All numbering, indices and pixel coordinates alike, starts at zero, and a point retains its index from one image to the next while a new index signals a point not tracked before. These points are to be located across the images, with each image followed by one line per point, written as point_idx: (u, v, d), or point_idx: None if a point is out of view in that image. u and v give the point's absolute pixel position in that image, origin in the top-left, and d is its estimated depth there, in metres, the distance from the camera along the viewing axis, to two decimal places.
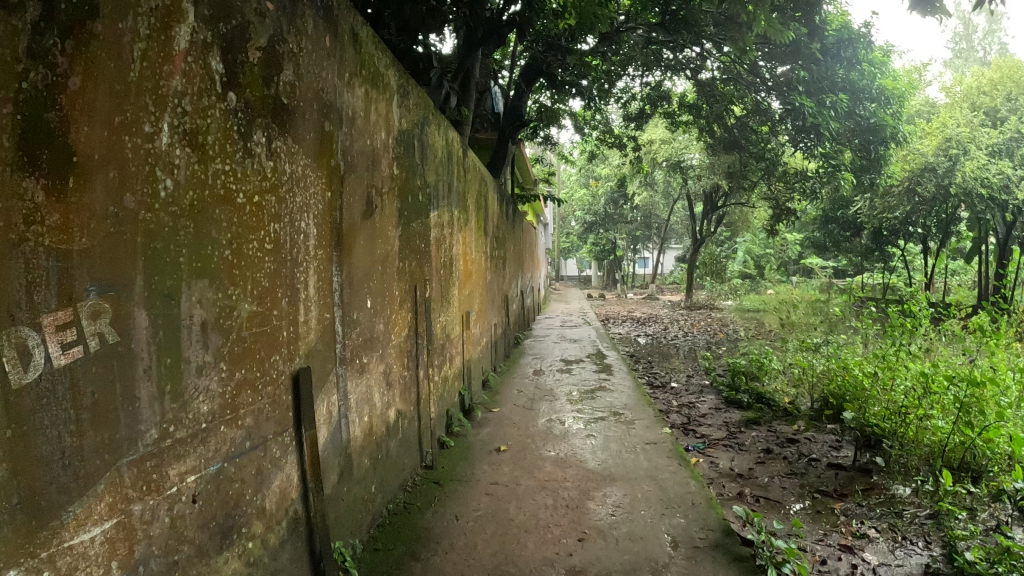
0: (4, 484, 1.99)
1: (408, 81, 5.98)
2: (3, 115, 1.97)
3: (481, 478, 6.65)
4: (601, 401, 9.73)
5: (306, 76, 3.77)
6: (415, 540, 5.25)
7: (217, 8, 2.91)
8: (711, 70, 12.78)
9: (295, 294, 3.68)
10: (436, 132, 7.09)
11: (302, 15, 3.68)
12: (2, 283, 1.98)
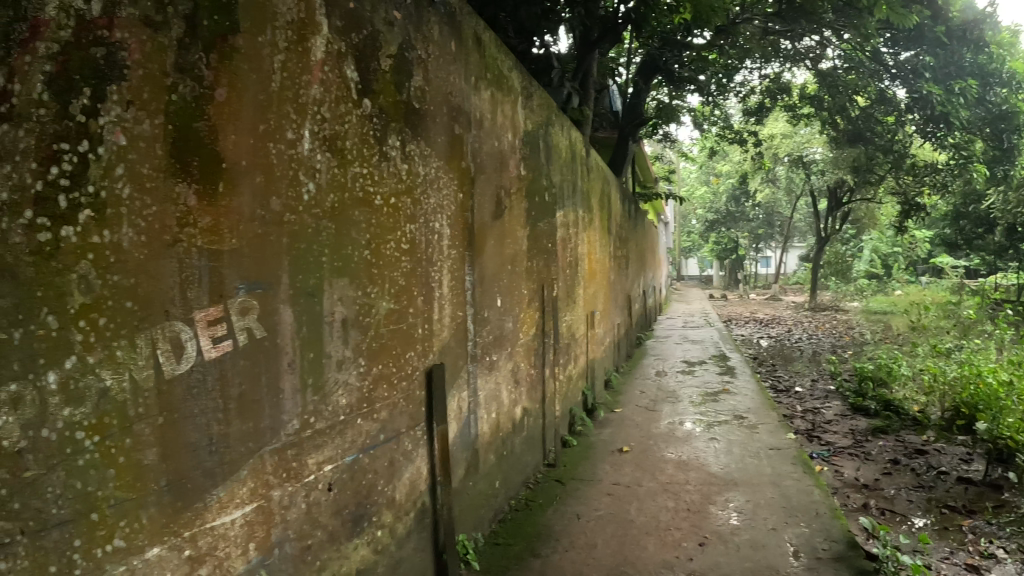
0: (153, 467, 2.14)
1: (532, 83, 6.06)
2: (155, 126, 2.13)
3: (603, 478, 6.68)
4: (724, 404, 9.60)
5: (434, 81, 3.88)
6: (535, 537, 5.32)
7: (350, 19, 3.03)
8: (831, 60, 12.41)
9: (430, 293, 3.80)
10: (560, 133, 7.16)
11: (429, 22, 3.80)
12: (157, 281, 2.14)
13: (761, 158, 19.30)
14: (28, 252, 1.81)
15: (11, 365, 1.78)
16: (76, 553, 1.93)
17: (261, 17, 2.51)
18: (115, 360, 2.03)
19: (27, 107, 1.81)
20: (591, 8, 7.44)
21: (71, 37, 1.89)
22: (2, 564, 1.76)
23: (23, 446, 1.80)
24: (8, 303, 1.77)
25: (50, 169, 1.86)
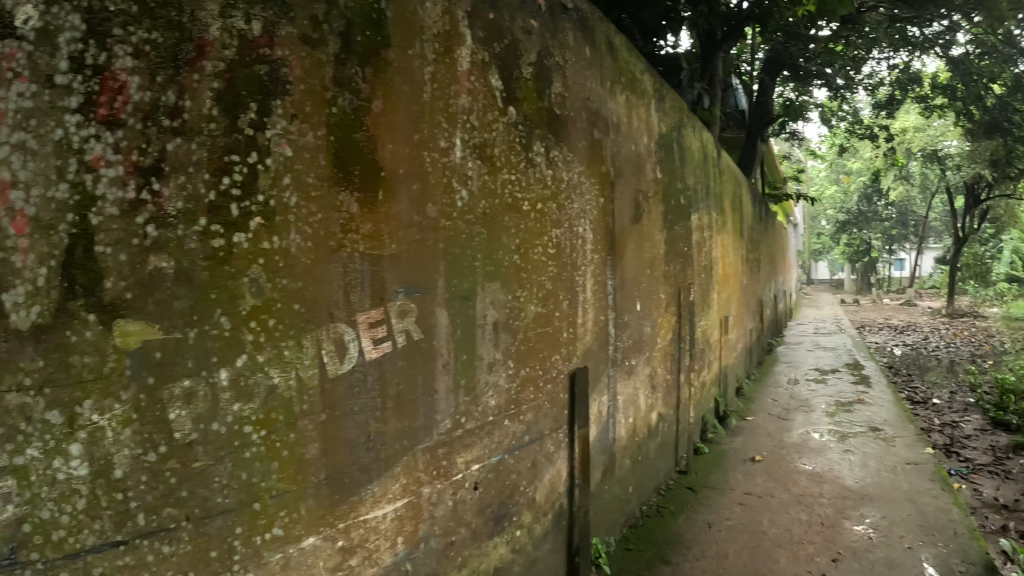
0: (314, 461, 2.25)
1: (663, 86, 6.02)
2: (318, 137, 2.24)
3: (736, 487, 6.57)
4: (860, 415, 9.26)
5: (572, 87, 3.92)
6: (666, 544, 5.28)
7: (491, 29, 3.10)
8: (963, 47, 11.76)
9: (574, 297, 3.83)
10: (691, 134, 7.07)
11: (564, 29, 3.84)
12: (322, 285, 2.25)
13: (893, 155, 18.53)
14: (203, 257, 1.95)
15: (185, 362, 1.92)
16: (239, 540, 2.05)
17: (410, 31, 2.60)
18: (282, 359, 2.15)
19: (199, 122, 1.96)
20: (714, 6, 7.32)
21: (236, 56, 2.02)
22: (167, 547, 1.90)
23: (194, 438, 1.94)
24: (184, 305, 1.91)
25: (222, 179, 1.99)
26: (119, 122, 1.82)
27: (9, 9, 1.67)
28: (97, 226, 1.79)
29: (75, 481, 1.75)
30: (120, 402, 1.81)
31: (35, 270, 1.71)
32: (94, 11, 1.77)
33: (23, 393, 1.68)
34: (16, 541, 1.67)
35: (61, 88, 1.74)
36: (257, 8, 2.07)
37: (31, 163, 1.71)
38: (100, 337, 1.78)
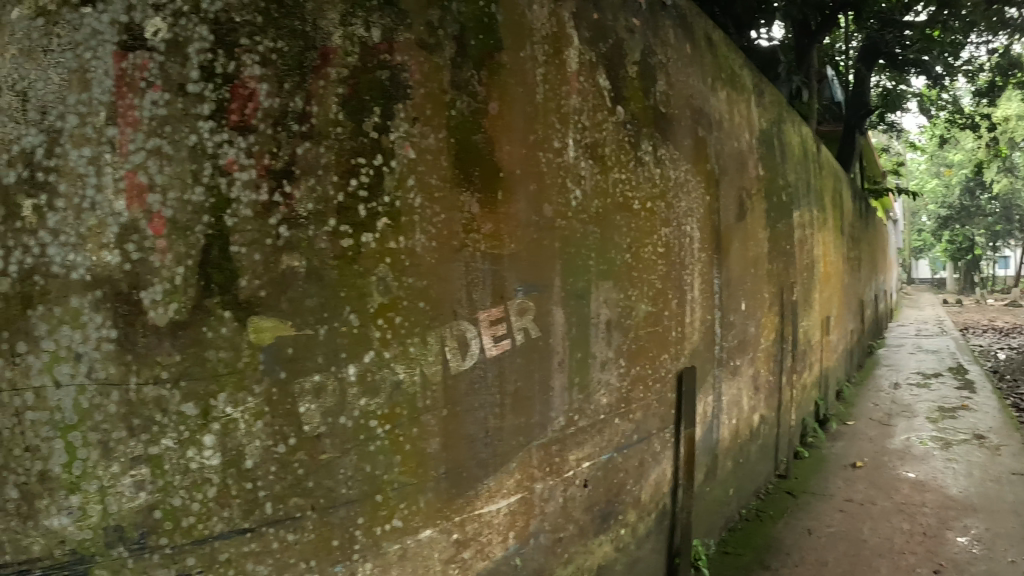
0: (435, 455, 2.31)
1: (762, 80, 5.93)
2: (439, 139, 2.29)
3: (836, 494, 6.42)
4: (964, 422, 8.92)
5: (676, 85, 3.90)
6: (766, 548, 5.19)
7: (596, 29, 3.12)
8: None
9: (682, 297, 3.81)
10: (791, 129, 6.93)
11: (665, 26, 3.82)
12: (446, 284, 2.31)
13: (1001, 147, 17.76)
14: (332, 256, 2.02)
15: (316, 357, 2.00)
16: (359, 530, 2.11)
17: (521, 34, 2.64)
18: (408, 355, 2.21)
19: (326, 126, 2.03)
20: None
21: (358, 63, 2.09)
22: (290, 535, 1.98)
23: (322, 431, 2.02)
24: (315, 302, 1.99)
25: (350, 181, 2.06)
26: (251, 128, 1.90)
27: (140, 23, 1.81)
28: (232, 228, 1.87)
29: (207, 470, 1.85)
30: (253, 395, 1.90)
31: (173, 269, 1.81)
32: (222, 22, 1.87)
33: (160, 386, 1.79)
34: (147, 526, 1.81)
35: (193, 96, 1.84)
36: (376, 16, 2.14)
37: (167, 168, 1.82)
38: (235, 333, 1.87)
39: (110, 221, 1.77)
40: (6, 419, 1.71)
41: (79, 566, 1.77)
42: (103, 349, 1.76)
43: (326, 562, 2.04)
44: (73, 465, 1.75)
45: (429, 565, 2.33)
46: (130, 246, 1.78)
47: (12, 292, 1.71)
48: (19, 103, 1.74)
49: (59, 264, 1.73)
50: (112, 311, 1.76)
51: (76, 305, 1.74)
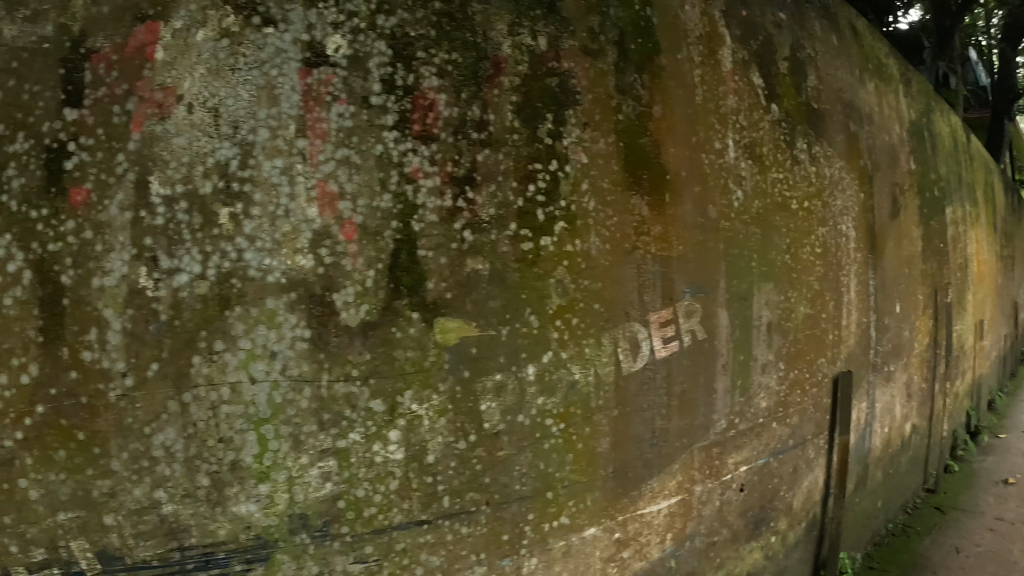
0: (604, 454, 2.41)
1: (909, 69, 5.70)
2: (609, 143, 2.38)
3: (989, 511, 6.10)
4: None
5: (826, 79, 3.82)
6: (912, 565, 5.00)
7: (746, 27, 3.09)
8: None
9: (840, 298, 3.74)
10: (941, 120, 6.64)
11: (811, 19, 3.75)
12: (619, 285, 2.38)
13: None
14: (514, 259, 2.13)
15: (498, 357, 2.11)
16: (529, 525, 2.24)
17: (675, 35, 2.66)
18: (583, 355, 2.29)
19: (503, 133, 2.14)
20: None
21: (529, 71, 2.21)
22: (464, 528, 2.12)
23: (501, 428, 2.14)
24: (498, 304, 2.11)
25: (528, 187, 2.16)
26: (432, 136, 2.03)
27: (321, 40, 1.94)
28: (419, 232, 2.00)
29: (391, 464, 2.00)
30: (438, 393, 2.04)
31: (364, 272, 1.95)
32: (398, 37, 2.01)
33: (351, 383, 1.94)
34: (330, 515, 1.96)
35: (377, 108, 1.98)
36: (542, 25, 2.26)
37: (356, 176, 1.94)
38: (422, 333, 2.01)
39: (303, 227, 1.89)
40: (202, 411, 1.84)
41: (262, 550, 1.93)
42: (297, 347, 1.89)
43: (495, 555, 2.19)
44: (263, 456, 1.89)
45: (590, 563, 2.43)
46: (324, 251, 1.91)
47: (210, 294, 1.84)
48: (211, 119, 1.86)
49: (256, 267, 1.86)
50: (307, 311, 1.90)
51: (271, 306, 1.87)
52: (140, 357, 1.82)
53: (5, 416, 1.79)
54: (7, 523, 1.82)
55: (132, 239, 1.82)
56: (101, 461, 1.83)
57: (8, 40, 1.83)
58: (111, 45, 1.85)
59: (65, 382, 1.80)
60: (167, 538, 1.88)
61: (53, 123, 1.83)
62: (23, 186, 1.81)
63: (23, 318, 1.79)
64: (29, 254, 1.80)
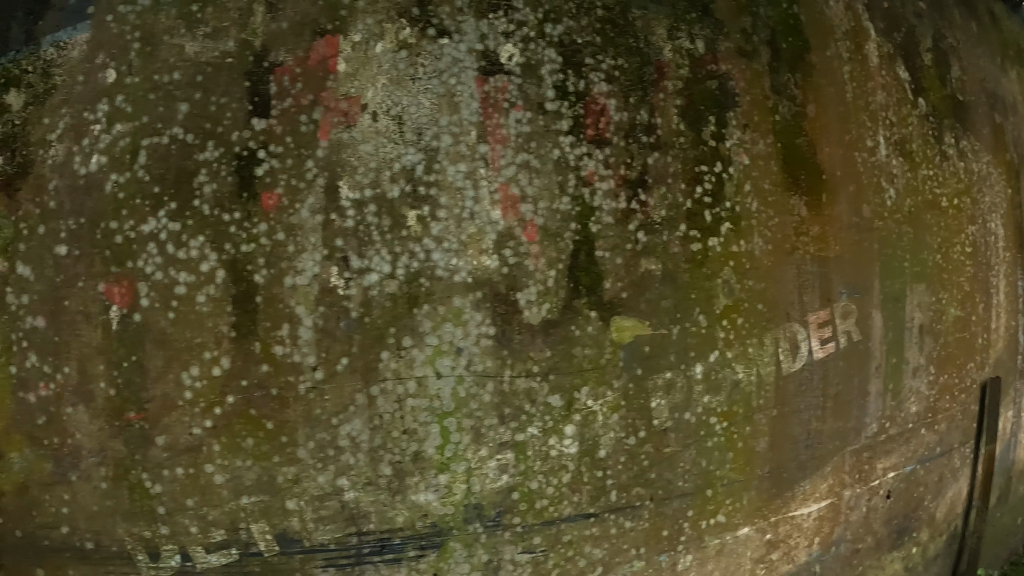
0: (762, 455, 2.51)
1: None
2: (768, 144, 2.44)
3: None
4: None
5: (969, 68, 3.64)
6: None
7: (888, 20, 3.06)
8: None
9: (992, 299, 3.50)
10: None
11: (949, 9, 3.67)
12: (781, 286, 2.44)
13: None
14: (684, 260, 2.24)
15: (668, 356, 2.23)
16: (688, 522, 2.41)
17: (823, 32, 2.68)
18: (746, 356, 2.37)
19: (670, 137, 2.27)
20: None
21: (689, 75, 2.34)
22: (628, 522, 2.31)
23: (669, 426, 2.27)
24: (670, 303, 2.22)
25: (696, 188, 2.26)
26: (606, 140, 2.16)
27: (495, 50, 2.11)
28: (597, 234, 2.12)
29: (565, 457, 2.14)
30: (612, 390, 2.17)
31: (546, 272, 2.07)
32: (566, 45, 2.18)
33: (532, 378, 2.07)
34: (503, 506, 2.12)
35: (552, 113, 2.12)
36: (698, 28, 2.39)
37: (535, 180, 2.07)
38: (599, 331, 2.13)
39: (488, 229, 2.02)
40: (389, 404, 1.99)
41: (436, 537, 2.11)
42: (482, 344, 2.02)
43: (654, 550, 2.39)
44: (445, 448, 2.03)
45: (741, 563, 2.59)
46: (508, 252, 2.03)
47: (399, 292, 1.97)
48: (395, 127, 2.02)
49: (443, 267, 1.99)
50: (492, 309, 2.02)
51: (458, 304, 2.00)
52: (330, 352, 1.98)
53: (196, 405, 2.01)
54: (190, 505, 2.07)
55: (323, 241, 1.97)
56: (287, 449, 2.01)
57: (192, 56, 2.10)
58: (294, 59, 2.07)
59: (256, 374, 1.99)
60: (345, 523, 2.07)
61: (242, 132, 2.02)
62: (215, 191, 1.99)
63: (217, 314, 1.98)
64: (222, 255, 1.97)
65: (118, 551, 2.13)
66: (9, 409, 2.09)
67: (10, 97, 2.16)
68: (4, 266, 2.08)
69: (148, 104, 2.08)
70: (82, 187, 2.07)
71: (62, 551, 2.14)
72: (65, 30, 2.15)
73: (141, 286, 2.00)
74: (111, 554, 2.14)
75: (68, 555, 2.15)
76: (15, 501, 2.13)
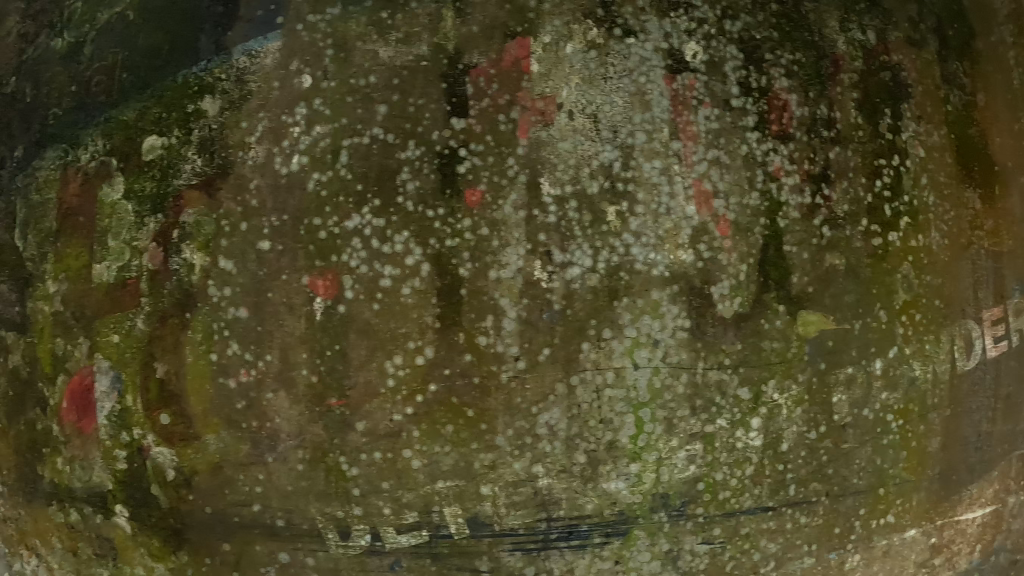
0: (934, 455, 2.52)
1: None
2: (943, 136, 2.50)
3: None
4: None
5: None
6: None
7: None
8: None
9: None
10: None
11: None
12: (957, 282, 2.50)
13: None
14: (866, 254, 2.35)
15: (850, 351, 2.34)
16: (860, 520, 2.44)
17: (988, 18, 2.68)
18: (924, 352, 2.43)
19: (849, 131, 2.36)
20: None
21: (863, 66, 2.42)
22: (803, 518, 2.37)
23: (848, 421, 2.36)
24: (852, 298, 2.34)
25: (876, 182, 2.36)
26: (789, 135, 2.28)
27: (679, 48, 2.23)
28: (785, 229, 2.25)
29: (749, 449, 2.26)
30: (797, 383, 2.30)
31: (738, 266, 2.22)
32: (745, 41, 2.29)
33: (723, 370, 2.21)
34: (688, 496, 2.25)
35: (738, 109, 2.25)
36: (868, 19, 2.46)
37: (727, 175, 2.20)
38: (786, 325, 2.27)
39: (683, 223, 2.16)
40: (588, 394, 2.13)
41: (622, 525, 2.24)
42: (677, 336, 2.17)
43: (825, 547, 2.42)
44: (638, 437, 2.16)
45: (905, 566, 2.54)
46: (703, 246, 2.18)
47: (600, 285, 2.12)
48: (591, 124, 2.15)
49: (642, 261, 2.13)
50: (687, 302, 2.17)
51: (656, 297, 2.15)
52: (533, 343, 2.11)
53: (398, 393, 2.13)
54: (385, 488, 2.18)
55: (527, 235, 2.10)
56: (486, 436, 2.13)
57: (387, 60, 2.20)
58: (487, 61, 2.18)
59: (460, 363, 2.11)
60: (536, 509, 2.19)
61: (442, 131, 2.14)
62: (417, 188, 2.12)
63: (422, 305, 2.11)
64: (427, 249, 2.10)
65: (308, 529, 2.23)
66: (206, 394, 2.21)
67: (205, 103, 2.26)
68: (207, 260, 2.20)
69: (346, 106, 2.18)
70: (284, 186, 2.17)
71: (252, 528, 2.25)
72: (256, 39, 2.26)
73: (346, 279, 2.12)
74: (302, 531, 2.23)
75: (258, 532, 2.25)
76: (209, 480, 2.25)
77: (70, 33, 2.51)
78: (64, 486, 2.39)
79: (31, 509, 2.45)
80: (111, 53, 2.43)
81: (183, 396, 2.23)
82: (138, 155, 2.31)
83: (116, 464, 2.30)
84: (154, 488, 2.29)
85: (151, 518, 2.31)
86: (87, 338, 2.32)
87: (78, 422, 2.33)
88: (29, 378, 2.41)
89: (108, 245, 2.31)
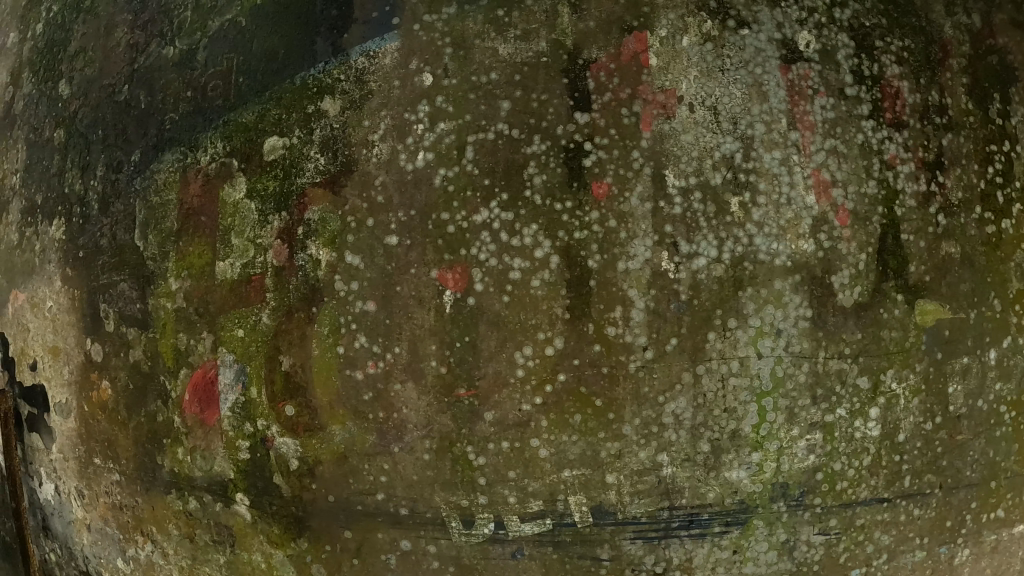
0: None
1: None
2: None
3: None
4: None
5: None
6: None
7: None
8: None
9: None
10: None
11: None
12: None
13: None
14: (981, 242, 2.37)
15: (967, 341, 2.34)
16: (971, 514, 2.45)
17: None
18: None
19: (961, 117, 2.38)
20: None
21: (971, 51, 2.45)
22: (917, 510, 2.36)
23: (963, 412, 2.36)
24: (968, 287, 2.35)
25: (988, 168, 2.39)
26: (904, 123, 2.29)
27: (792, 38, 2.25)
28: (902, 218, 2.26)
29: (868, 440, 2.26)
30: (915, 372, 2.28)
31: (857, 256, 2.22)
32: (855, 28, 2.31)
33: (843, 360, 2.22)
34: (807, 486, 2.26)
35: (852, 98, 2.25)
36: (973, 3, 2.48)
37: (844, 165, 2.21)
38: (905, 315, 2.26)
39: (804, 214, 2.17)
40: (713, 382, 2.15)
41: (742, 514, 2.25)
42: (799, 326, 2.18)
43: (936, 540, 2.42)
44: (760, 426, 2.19)
45: (1012, 563, 2.58)
46: (822, 235, 2.19)
47: (726, 275, 2.14)
48: (712, 117, 2.17)
49: (765, 251, 2.15)
50: (809, 292, 2.18)
51: (779, 287, 2.16)
52: (661, 333, 2.14)
53: (527, 383, 2.18)
54: (512, 477, 2.23)
55: (654, 227, 2.14)
56: (614, 425, 2.17)
57: (507, 57, 2.24)
58: (607, 55, 2.22)
59: (589, 353, 2.16)
60: (659, 498, 2.22)
61: (566, 125, 2.19)
62: (545, 182, 2.16)
63: (552, 296, 2.16)
64: (556, 242, 2.15)
65: (432, 517, 2.29)
66: (333, 385, 2.27)
67: (325, 104, 2.30)
68: (333, 255, 2.25)
69: (469, 103, 2.23)
70: (410, 181, 2.22)
71: (376, 516, 2.32)
72: (374, 39, 2.29)
73: (476, 272, 2.17)
74: (425, 520, 2.29)
75: (381, 520, 2.32)
76: (333, 469, 2.31)
77: (181, 40, 2.51)
78: (185, 475, 2.47)
79: (149, 496, 2.56)
80: (226, 57, 2.44)
81: (309, 388, 2.28)
82: (259, 155, 2.35)
83: (238, 454, 2.38)
84: (276, 477, 2.36)
85: (273, 505, 2.39)
86: (211, 333, 2.38)
87: (201, 413, 2.41)
88: (151, 371, 2.48)
89: (231, 243, 2.36)
